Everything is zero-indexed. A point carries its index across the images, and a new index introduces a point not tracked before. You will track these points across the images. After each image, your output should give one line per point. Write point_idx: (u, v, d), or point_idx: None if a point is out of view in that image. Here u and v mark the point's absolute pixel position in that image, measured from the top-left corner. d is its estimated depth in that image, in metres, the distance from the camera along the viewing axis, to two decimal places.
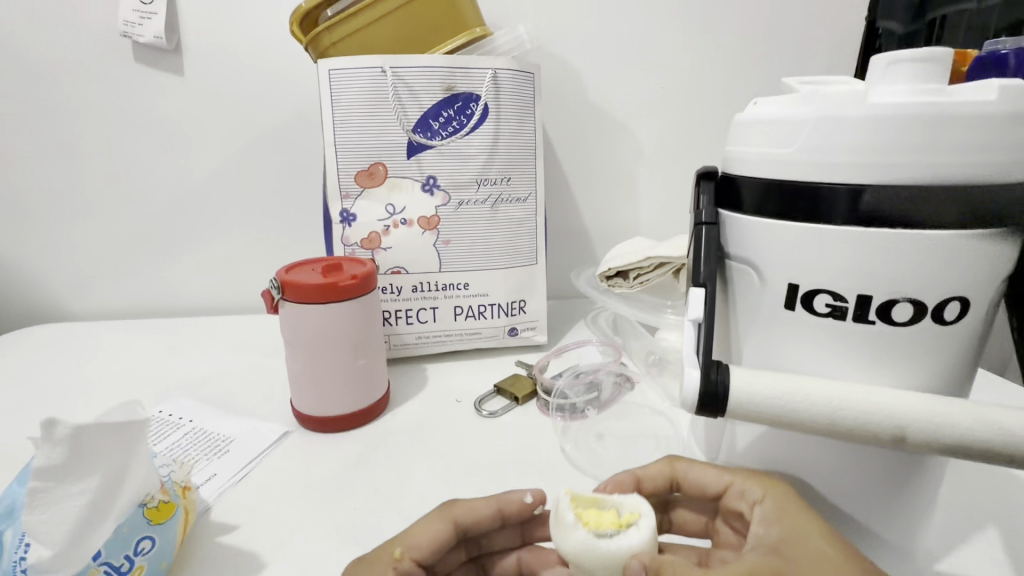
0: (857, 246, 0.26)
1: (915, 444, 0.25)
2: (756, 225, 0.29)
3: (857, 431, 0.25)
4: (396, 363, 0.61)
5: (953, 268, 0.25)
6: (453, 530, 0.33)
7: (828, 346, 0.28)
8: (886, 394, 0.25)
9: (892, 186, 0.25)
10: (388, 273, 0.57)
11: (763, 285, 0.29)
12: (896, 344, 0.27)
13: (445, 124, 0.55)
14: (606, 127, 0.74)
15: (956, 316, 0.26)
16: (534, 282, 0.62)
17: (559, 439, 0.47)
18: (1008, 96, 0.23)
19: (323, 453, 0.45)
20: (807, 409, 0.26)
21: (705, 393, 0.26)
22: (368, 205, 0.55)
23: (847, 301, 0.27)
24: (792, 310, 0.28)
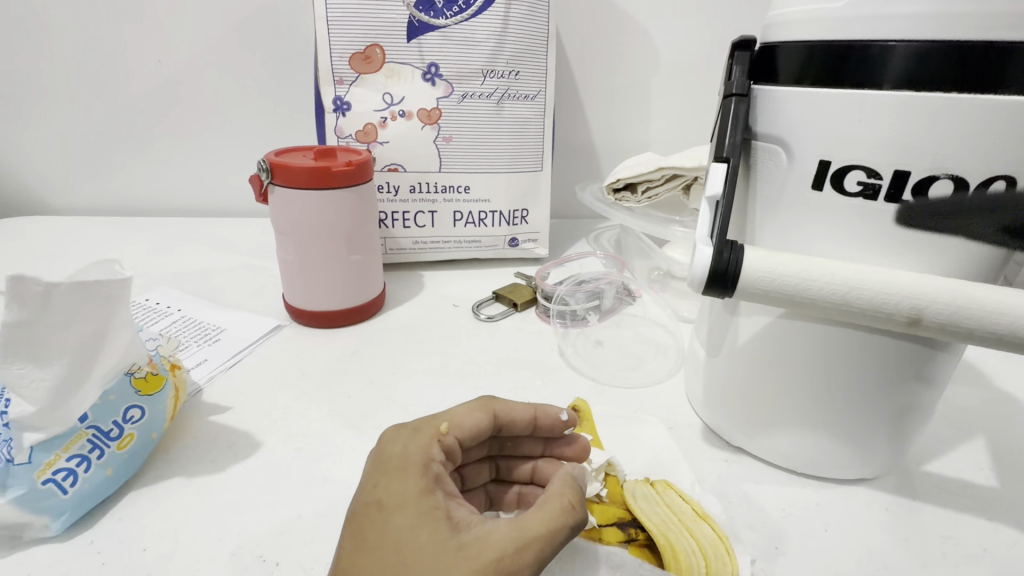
0: (903, 112, 0.23)
1: (930, 326, 0.24)
2: (795, 96, 0.26)
3: (869, 312, 0.24)
4: (392, 268, 0.60)
5: (1012, 140, 0.22)
6: (493, 423, 0.30)
7: (851, 230, 0.26)
8: (909, 274, 0.24)
9: (957, 43, 0.22)
10: (385, 171, 0.54)
11: (790, 164, 0.27)
12: (927, 227, 0.25)
13: (450, 2, 0.50)
14: (623, 29, 0.68)
15: (1007, 197, 0.23)
16: (538, 190, 0.59)
17: (559, 342, 0.47)
18: None
19: (318, 346, 0.45)
20: (820, 288, 0.24)
21: (714, 270, 0.25)
22: (363, 94, 0.51)
23: (882, 178, 0.25)
24: (820, 190, 0.26)
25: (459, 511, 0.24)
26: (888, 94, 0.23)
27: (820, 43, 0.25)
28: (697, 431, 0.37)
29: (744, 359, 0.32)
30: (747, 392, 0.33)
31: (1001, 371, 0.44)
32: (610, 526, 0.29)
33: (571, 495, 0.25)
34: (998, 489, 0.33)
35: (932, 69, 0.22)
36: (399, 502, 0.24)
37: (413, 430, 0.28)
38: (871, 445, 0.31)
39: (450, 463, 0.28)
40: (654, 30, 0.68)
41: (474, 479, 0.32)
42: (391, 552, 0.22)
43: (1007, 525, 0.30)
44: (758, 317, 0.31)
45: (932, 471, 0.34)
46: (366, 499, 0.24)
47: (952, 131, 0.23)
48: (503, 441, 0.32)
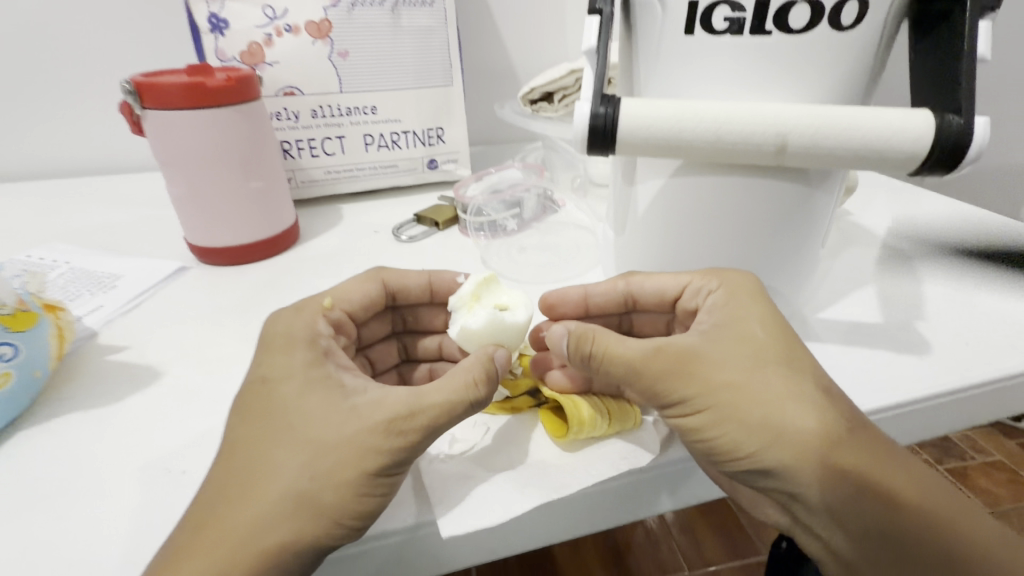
0: None
1: (794, 154, 0.24)
2: None
3: (739, 148, 0.25)
4: (308, 204, 0.57)
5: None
6: (383, 292, 0.31)
7: (728, 71, 0.26)
8: (773, 105, 0.24)
9: None
10: (280, 95, 0.50)
11: (662, 15, 0.26)
12: (790, 56, 0.25)
13: None
14: None
15: (860, 19, 0.24)
16: (451, 107, 0.56)
17: (481, 253, 0.46)
18: None
19: (229, 280, 0.43)
20: (693, 131, 0.25)
21: (593, 126, 0.25)
22: (241, 9, 0.47)
23: (745, 11, 0.24)
24: (692, 34, 0.26)
25: (352, 376, 0.25)
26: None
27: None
28: None
29: (646, 228, 0.33)
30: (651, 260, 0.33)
31: (891, 232, 0.48)
32: (523, 394, 0.29)
33: (474, 373, 0.23)
34: (883, 323, 0.36)
35: None
36: (288, 376, 0.24)
37: (299, 308, 0.27)
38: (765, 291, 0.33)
39: (342, 334, 0.28)
40: None
41: (383, 360, 0.32)
42: (279, 420, 0.23)
43: (888, 349, 0.33)
44: (652, 183, 0.31)
45: (826, 317, 0.36)
46: (253, 377, 0.24)
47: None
48: (405, 315, 0.33)
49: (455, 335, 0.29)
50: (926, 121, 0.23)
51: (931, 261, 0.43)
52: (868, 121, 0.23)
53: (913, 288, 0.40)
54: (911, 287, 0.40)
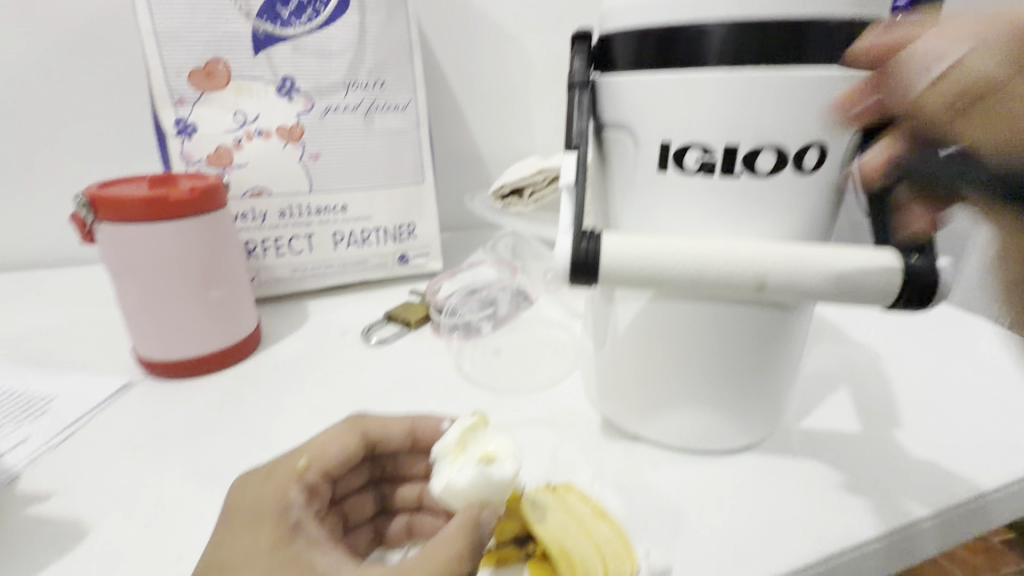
0: (722, 90, 0.24)
1: (774, 289, 0.25)
2: (637, 80, 0.26)
3: (718, 282, 0.25)
4: (271, 301, 0.55)
5: (817, 106, 0.24)
6: (363, 443, 0.28)
7: (702, 208, 0.27)
8: (751, 243, 0.25)
9: (763, 22, 0.23)
10: (247, 196, 0.49)
11: (636, 148, 0.28)
12: (757, 195, 0.26)
13: (297, 12, 0.46)
14: (489, 39, 0.69)
15: (820, 163, 0.26)
16: (424, 203, 0.57)
17: (455, 360, 0.44)
18: None
19: (179, 399, 0.39)
20: (674, 268, 0.25)
21: (576, 259, 0.25)
22: (211, 114, 0.46)
23: (714, 154, 0.26)
24: (665, 170, 0.27)
25: (324, 558, 0.22)
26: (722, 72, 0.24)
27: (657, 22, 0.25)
28: (594, 424, 0.36)
29: (628, 346, 0.32)
30: (631, 375, 0.33)
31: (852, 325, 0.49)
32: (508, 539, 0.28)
33: (464, 543, 0.22)
34: (861, 433, 0.36)
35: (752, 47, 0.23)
36: (246, 559, 0.22)
37: (267, 477, 0.25)
38: (749, 407, 0.32)
39: (315, 499, 0.26)
40: (521, 40, 0.70)
41: (358, 513, 0.30)
42: None
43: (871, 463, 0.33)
44: (631, 303, 0.31)
45: (806, 425, 0.36)
46: (211, 562, 0.22)
47: (771, 107, 0.24)
48: (384, 462, 0.31)
49: (438, 492, 0.27)
50: (889, 260, 0.24)
51: (895, 358, 0.44)
52: (839, 260, 0.24)
53: (883, 389, 0.40)
54: (880, 388, 0.40)
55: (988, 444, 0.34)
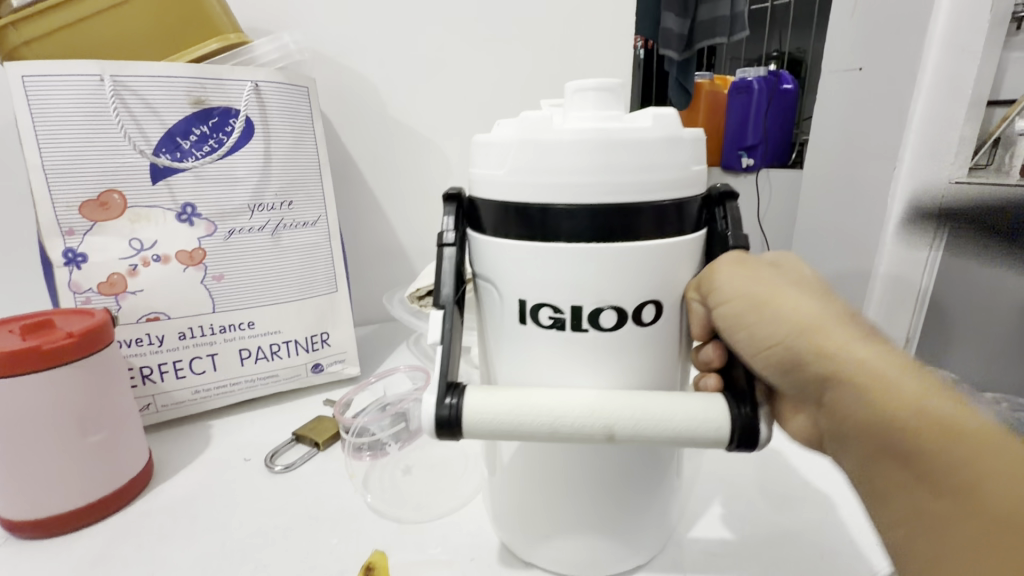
0: (576, 261, 0.26)
1: (623, 438, 0.26)
2: (498, 246, 0.28)
3: (572, 435, 0.26)
4: (172, 424, 0.52)
5: (644, 275, 0.26)
6: None
7: (560, 358, 0.28)
8: (597, 395, 0.26)
9: (598, 206, 0.25)
10: (142, 321, 0.47)
11: (501, 301, 0.29)
12: (608, 348, 0.28)
13: (199, 142, 0.47)
14: (407, 144, 0.72)
15: (658, 316, 0.28)
16: (337, 312, 0.57)
17: (359, 487, 0.43)
18: (661, 123, 0.25)
19: (42, 565, 0.35)
20: (530, 423, 0.26)
21: (439, 419, 0.26)
22: (103, 242, 0.45)
23: (564, 313, 0.27)
24: (525, 324, 0.28)
25: None
26: (581, 243, 0.26)
27: (524, 203, 0.26)
28: (496, 554, 0.36)
29: (512, 478, 0.33)
30: (519, 506, 0.33)
31: None
32: None
33: None
34: (751, 542, 0.37)
35: (590, 227, 0.25)
36: None
37: None
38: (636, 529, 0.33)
39: None
40: (439, 143, 0.74)
41: None
42: None
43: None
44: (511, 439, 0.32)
45: (703, 539, 0.37)
46: None
47: (612, 276, 0.26)
48: None
49: None
50: (722, 412, 0.26)
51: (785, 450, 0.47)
52: (675, 411, 0.26)
53: (773, 485, 0.43)
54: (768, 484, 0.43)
55: (857, 538, 0.37)
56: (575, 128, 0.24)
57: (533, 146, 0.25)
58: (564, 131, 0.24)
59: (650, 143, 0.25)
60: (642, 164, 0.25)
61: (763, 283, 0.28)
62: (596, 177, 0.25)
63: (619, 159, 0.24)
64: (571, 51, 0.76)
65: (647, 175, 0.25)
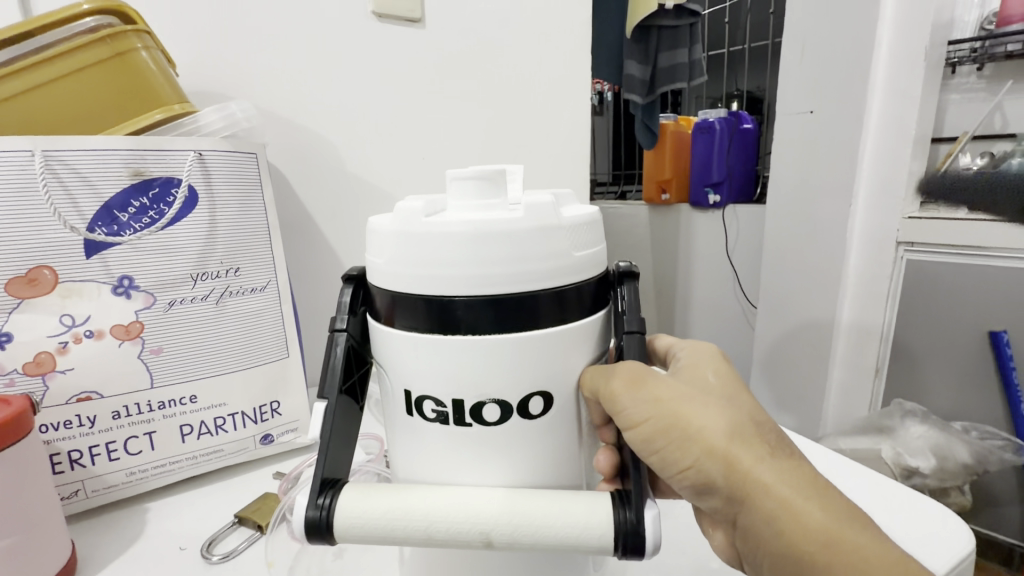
0: (477, 354, 0.25)
1: (500, 544, 0.25)
2: (390, 335, 0.27)
3: (450, 540, 0.26)
4: (103, 509, 0.48)
5: (533, 367, 0.26)
6: None
7: (451, 455, 0.27)
8: (476, 499, 0.26)
9: (491, 296, 0.24)
10: (72, 402, 0.45)
11: (393, 391, 0.28)
12: (491, 444, 0.27)
13: (137, 214, 0.46)
14: (367, 200, 0.72)
15: (546, 408, 0.27)
16: (288, 378, 0.55)
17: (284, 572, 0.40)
18: (532, 212, 0.24)
19: None
20: (404, 527, 0.26)
21: (310, 522, 0.26)
22: (30, 320, 0.43)
23: (446, 406, 0.26)
24: (411, 416, 0.28)
25: None
26: (463, 335, 0.25)
27: (401, 292, 0.26)
28: None
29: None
30: None
31: None
32: None
33: None
34: None
35: (484, 318, 0.25)
36: None
37: None
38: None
39: None
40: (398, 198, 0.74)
41: None
42: None
43: None
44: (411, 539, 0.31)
45: None
46: None
47: (496, 368, 0.25)
48: None
49: None
50: (604, 514, 0.25)
51: None
52: (555, 517, 0.25)
53: None
54: None
55: None
56: (442, 220, 0.24)
57: (406, 237, 0.25)
58: (435, 223, 0.24)
59: (523, 235, 0.24)
60: (513, 255, 0.24)
61: (668, 406, 0.29)
62: (469, 268, 0.24)
63: (521, 250, 0.24)
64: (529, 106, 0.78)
65: (523, 266, 0.24)
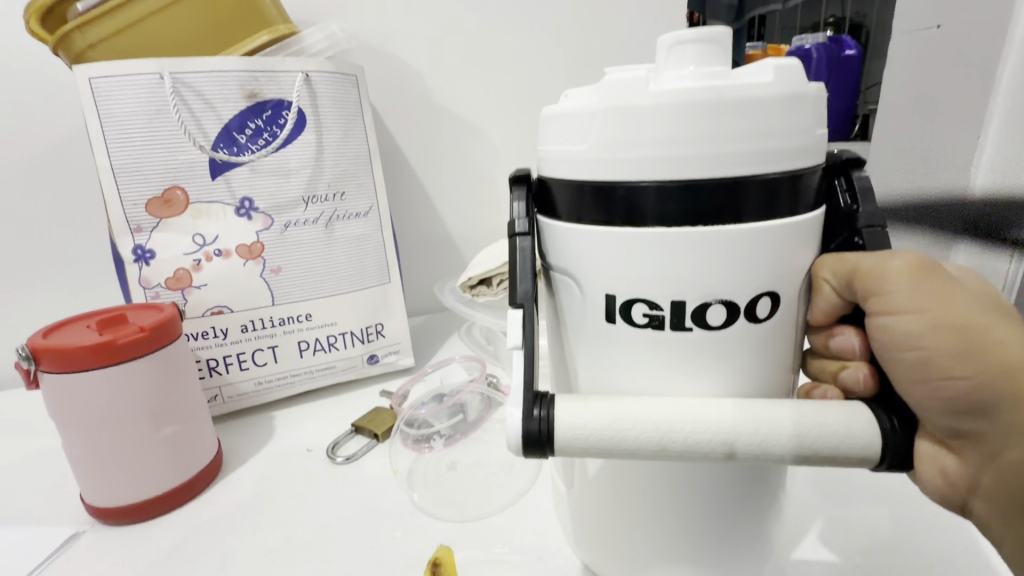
0: (688, 249, 0.23)
1: (742, 456, 0.24)
2: (578, 235, 0.25)
3: (685, 452, 0.24)
4: (239, 414, 0.53)
5: (759, 260, 0.24)
6: None
7: (658, 363, 0.26)
8: (706, 405, 0.24)
9: (714, 179, 0.22)
10: (207, 315, 0.48)
11: (584, 298, 0.27)
12: (713, 348, 0.25)
13: (253, 136, 0.47)
14: (454, 130, 0.70)
15: (773, 312, 0.25)
16: (391, 303, 0.56)
17: (407, 490, 0.41)
18: (783, 75, 0.22)
19: (125, 552, 0.37)
20: (634, 439, 0.24)
21: (528, 434, 0.24)
22: (168, 238, 0.46)
23: (663, 309, 0.25)
24: (613, 322, 0.26)
25: None
26: (653, 230, 0.23)
27: (588, 180, 0.24)
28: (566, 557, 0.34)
29: (590, 492, 0.30)
30: (597, 530, 0.31)
31: None
32: None
33: None
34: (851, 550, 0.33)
35: (676, 213, 0.23)
36: None
37: None
38: (743, 541, 0.29)
39: None
40: (485, 128, 0.71)
41: None
42: None
43: None
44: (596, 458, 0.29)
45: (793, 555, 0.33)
46: None
47: (712, 261, 0.23)
48: None
49: None
50: (868, 422, 0.23)
51: None
52: (811, 427, 0.23)
53: (863, 486, 0.39)
54: (870, 485, 0.39)
55: (975, 548, 0.32)
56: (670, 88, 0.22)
57: (619, 112, 0.22)
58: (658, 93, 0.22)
59: (759, 105, 0.21)
60: (742, 131, 0.22)
61: (955, 302, 0.24)
62: (671, 149, 0.22)
63: (746, 112, 0.21)
64: (623, 22, 0.71)
65: (756, 143, 0.22)
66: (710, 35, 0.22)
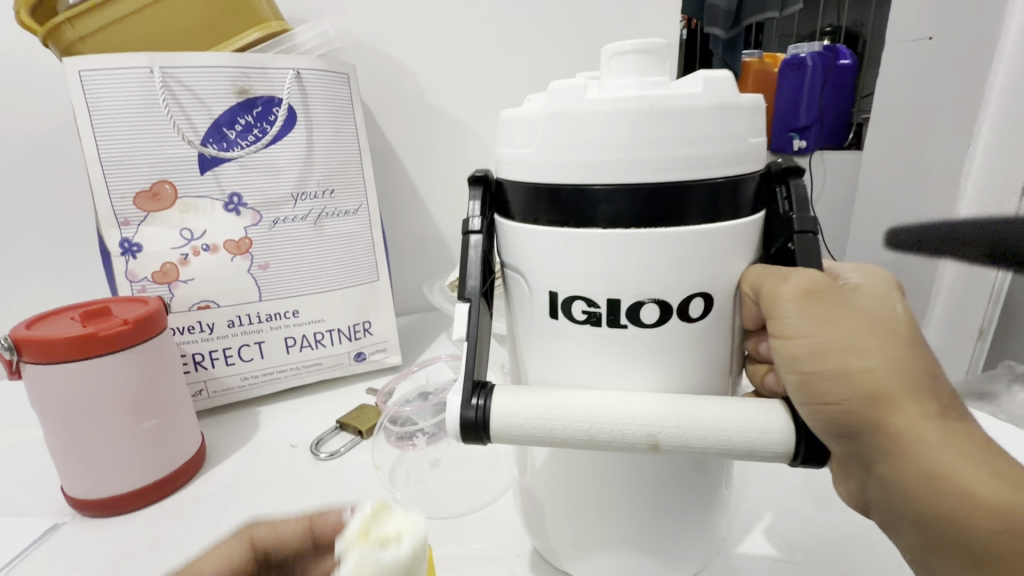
0: (640, 248, 0.24)
1: (666, 447, 0.24)
2: (531, 235, 0.26)
3: (613, 443, 0.24)
4: (223, 409, 0.53)
5: (690, 262, 0.24)
6: (255, 546, 0.25)
7: (603, 360, 0.26)
8: (633, 399, 0.24)
9: (662, 186, 0.23)
10: (193, 309, 0.48)
11: (531, 293, 0.27)
12: (647, 344, 0.26)
13: (244, 132, 0.47)
14: (446, 130, 0.70)
15: (706, 311, 0.26)
16: (379, 300, 0.57)
17: (388, 488, 0.41)
18: (712, 88, 0.22)
19: (103, 544, 0.37)
20: (565, 427, 0.24)
21: (464, 421, 0.25)
22: (156, 232, 0.46)
23: (600, 306, 0.25)
24: (556, 318, 0.26)
25: None
26: (603, 231, 0.24)
27: (539, 183, 0.25)
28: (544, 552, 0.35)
29: (546, 484, 0.31)
30: (559, 523, 0.31)
31: None
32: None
33: None
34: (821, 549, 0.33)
35: (630, 213, 0.23)
36: None
37: None
38: (688, 533, 0.30)
39: None
40: (478, 129, 0.71)
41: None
42: None
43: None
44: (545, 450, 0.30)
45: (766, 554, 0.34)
46: None
47: (659, 260, 0.24)
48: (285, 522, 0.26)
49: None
50: (786, 422, 0.24)
51: None
52: (730, 421, 0.23)
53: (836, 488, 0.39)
54: None
55: None
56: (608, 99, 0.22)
57: (563, 116, 0.23)
58: (596, 102, 0.22)
59: (696, 113, 0.22)
60: (680, 135, 0.22)
61: (838, 327, 0.23)
62: (628, 152, 0.22)
63: (707, 119, 0.22)
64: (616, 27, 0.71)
65: (706, 149, 0.22)
66: (652, 44, 0.23)
